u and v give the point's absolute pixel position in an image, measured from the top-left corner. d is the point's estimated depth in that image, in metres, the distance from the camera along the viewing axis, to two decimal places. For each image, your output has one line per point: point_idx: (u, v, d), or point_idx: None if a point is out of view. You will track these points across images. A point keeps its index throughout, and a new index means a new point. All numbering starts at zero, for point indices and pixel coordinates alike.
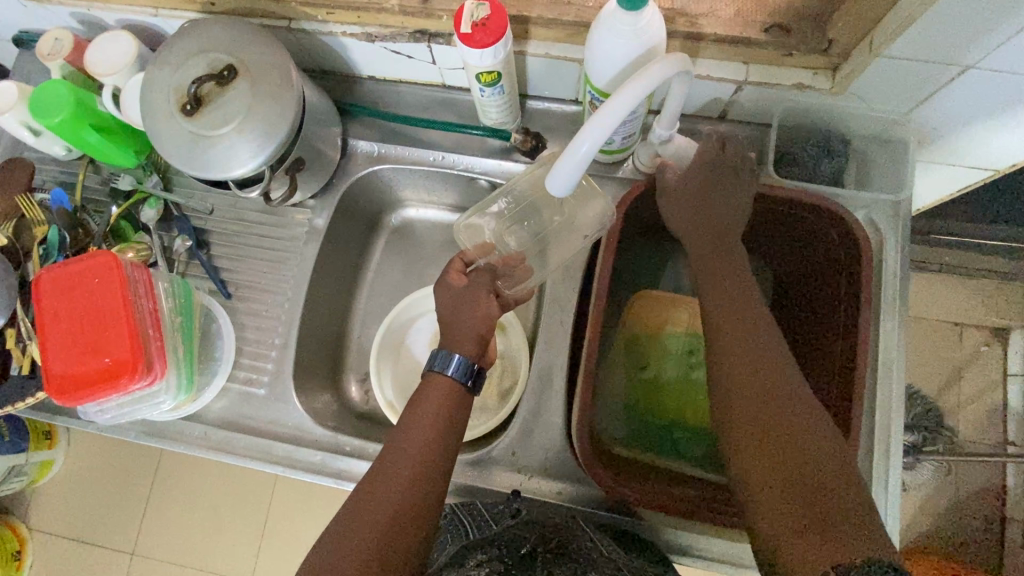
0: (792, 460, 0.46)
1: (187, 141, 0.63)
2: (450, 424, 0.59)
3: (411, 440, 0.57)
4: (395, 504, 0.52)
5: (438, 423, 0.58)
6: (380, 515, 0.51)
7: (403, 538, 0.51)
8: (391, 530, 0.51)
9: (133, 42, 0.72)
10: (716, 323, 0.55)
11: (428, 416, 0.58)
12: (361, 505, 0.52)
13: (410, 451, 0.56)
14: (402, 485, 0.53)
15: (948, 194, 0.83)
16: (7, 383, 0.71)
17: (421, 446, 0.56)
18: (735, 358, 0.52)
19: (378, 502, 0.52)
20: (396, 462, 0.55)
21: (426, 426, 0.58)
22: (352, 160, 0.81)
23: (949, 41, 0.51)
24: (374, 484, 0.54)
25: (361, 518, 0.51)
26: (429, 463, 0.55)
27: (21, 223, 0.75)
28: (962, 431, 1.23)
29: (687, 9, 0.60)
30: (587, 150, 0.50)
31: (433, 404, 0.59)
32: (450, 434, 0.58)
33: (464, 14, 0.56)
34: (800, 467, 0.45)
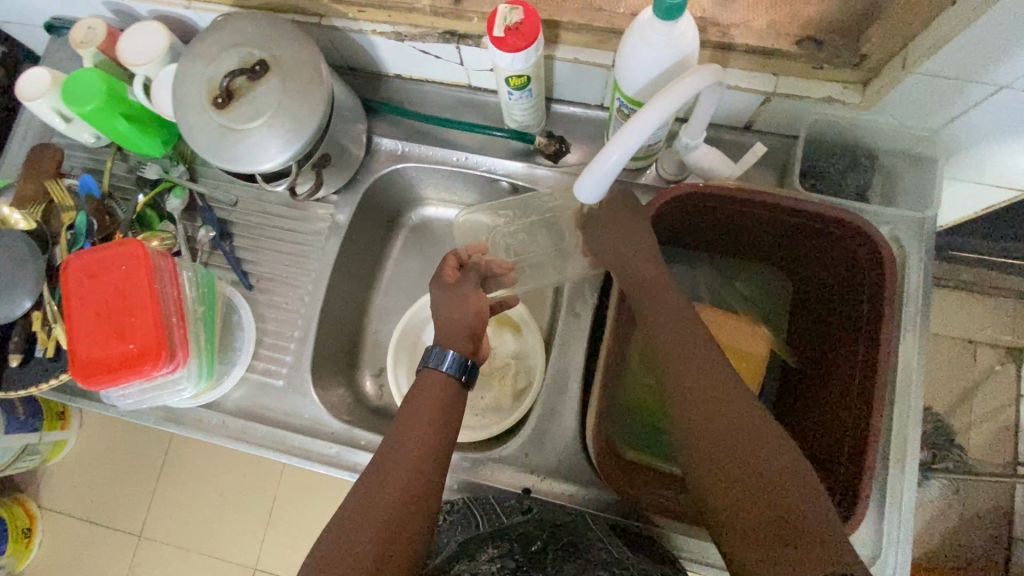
0: (759, 476, 0.49)
1: (217, 134, 0.64)
2: (447, 419, 0.60)
3: (412, 433, 0.58)
4: (400, 495, 0.53)
5: (439, 418, 0.60)
6: (385, 506, 0.52)
7: (407, 528, 0.51)
8: (397, 521, 0.51)
9: (166, 33, 0.73)
10: (677, 346, 0.58)
11: (429, 411, 0.60)
12: (366, 495, 0.53)
13: (413, 443, 0.57)
14: (406, 477, 0.54)
15: (970, 212, 0.82)
16: (32, 365, 0.73)
17: (424, 440, 0.57)
18: (695, 378, 0.55)
19: (382, 493, 0.53)
20: (398, 454, 0.56)
21: (419, 425, 0.58)
22: (376, 158, 0.82)
23: (985, 61, 0.51)
24: (376, 475, 0.54)
25: (365, 509, 0.52)
26: (431, 456, 0.57)
27: (50, 208, 0.76)
28: (973, 450, 1.22)
29: (720, 19, 0.60)
30: (617, 158, 0.53)
31: (432, 399, 0.61)
32: (449, 429, 0.60)
33: (497, 17, 0.57)
34: (767, 482, 0.48)
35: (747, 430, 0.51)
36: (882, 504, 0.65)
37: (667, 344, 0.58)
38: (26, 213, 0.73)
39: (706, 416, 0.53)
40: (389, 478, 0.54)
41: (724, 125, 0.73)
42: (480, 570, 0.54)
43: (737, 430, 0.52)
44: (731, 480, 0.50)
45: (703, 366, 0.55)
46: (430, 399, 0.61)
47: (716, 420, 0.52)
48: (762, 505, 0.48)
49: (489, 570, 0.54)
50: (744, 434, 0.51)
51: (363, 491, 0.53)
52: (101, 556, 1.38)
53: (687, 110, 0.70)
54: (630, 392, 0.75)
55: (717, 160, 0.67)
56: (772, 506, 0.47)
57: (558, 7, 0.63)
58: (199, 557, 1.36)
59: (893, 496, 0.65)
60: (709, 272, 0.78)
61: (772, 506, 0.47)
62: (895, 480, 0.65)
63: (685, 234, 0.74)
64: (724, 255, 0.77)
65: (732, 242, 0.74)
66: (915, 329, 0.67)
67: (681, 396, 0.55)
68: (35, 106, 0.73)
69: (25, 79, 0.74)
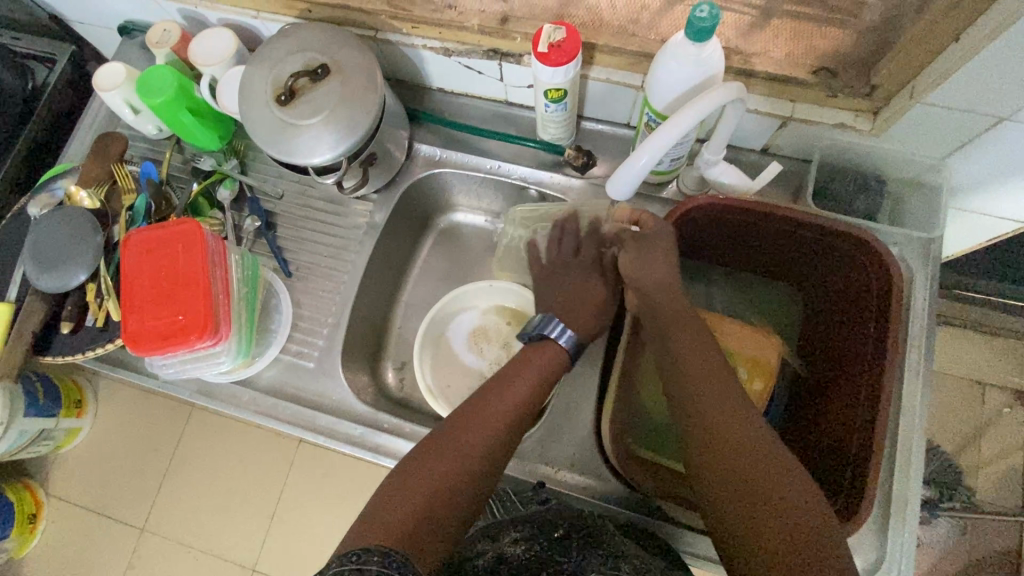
0: (750, 468, 0.52)
1: (278, 128, 0.70)
2: (524, 409, 0.64)
3: (491, 413, 0.62)
4: (470, 463, 0.57)
5: (518, 406, 0.63)
6: (454, 465, 0.56)
7: (480, 473, 0.57)
8: (464, 482, 0.55)
9: (234, 38, 0.79)
10: (686, 348, 0.63)
11: (510, 397, 0.64)
12: (436, 455, 0.57)
13: (490, 422, 0.61)
14: (480, 449, 0.58)
15: (973, 243, 0.86)
16: (82, 331, 0.78)
17: (509, 408, 0.63)
18: (707, 378, 0.59)
19: (466, 440, 0.58)
20: (473, 427, 0.60)
21: (514, 389, 0.65)
22: (414, 162, 0.87)
23: (987, 93, 0.56)
24: (448, 438, 0.58)
25: (451, 447, 0.57)
26: (503, 439, 0.60)
27: (113, 189, 0.83)
28: (981, 491, 1.22)
29: (742, 48, 0.66)
30: (645, 161, 0.61)
31: (518, 390, 0.64)
32: (523, 421, 0.63)
33: (542, 35, 0.63)
34: (767, 483, 0.51)
35: (749, 426, 0.55)
36: (887, 512, 0.67)
37: (680, 356, 0.62)
38: (92, 193, 0.80)
39: (714, 415, 0.56)
40: (462, 445, 0.58)
41: (742, 147, 0.79)
42: (506, 554, 0.57)
43: (743, 436, 0.54)
44: (725, 473, 0.53)
45: (710, 372, 0.60)
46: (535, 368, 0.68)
47: (718, 419, 0.56)
48: (762, 505, 0.50)
49: (514, 554, 0.57)
50: (746, 438, 0.54)
51: (433, 450, 0.57)
52: (102, 547, 1.31)
53: (708, 130, 0.76)
54: (646, 395, 0.77)
55: (734, 177, 0.72)
56: (769, 508, 0.50)
57: (595, 32, 0.70)
58: (200, 556, 1.29)
59: (899, 505, 0.67)
60: (726, 284, 0.82)
61: (758, 500, 0.51)
62: (900, 488, 0.67)
63: (703, 246, 0.78)
64: (740, 269, 0.81)
65: (747, 255, 0.78)
66: (921, 344, 0.70)
67: (693, 390, 0.59)
68: (110, 97, 0.80)
69: (103, 71, 0.80)
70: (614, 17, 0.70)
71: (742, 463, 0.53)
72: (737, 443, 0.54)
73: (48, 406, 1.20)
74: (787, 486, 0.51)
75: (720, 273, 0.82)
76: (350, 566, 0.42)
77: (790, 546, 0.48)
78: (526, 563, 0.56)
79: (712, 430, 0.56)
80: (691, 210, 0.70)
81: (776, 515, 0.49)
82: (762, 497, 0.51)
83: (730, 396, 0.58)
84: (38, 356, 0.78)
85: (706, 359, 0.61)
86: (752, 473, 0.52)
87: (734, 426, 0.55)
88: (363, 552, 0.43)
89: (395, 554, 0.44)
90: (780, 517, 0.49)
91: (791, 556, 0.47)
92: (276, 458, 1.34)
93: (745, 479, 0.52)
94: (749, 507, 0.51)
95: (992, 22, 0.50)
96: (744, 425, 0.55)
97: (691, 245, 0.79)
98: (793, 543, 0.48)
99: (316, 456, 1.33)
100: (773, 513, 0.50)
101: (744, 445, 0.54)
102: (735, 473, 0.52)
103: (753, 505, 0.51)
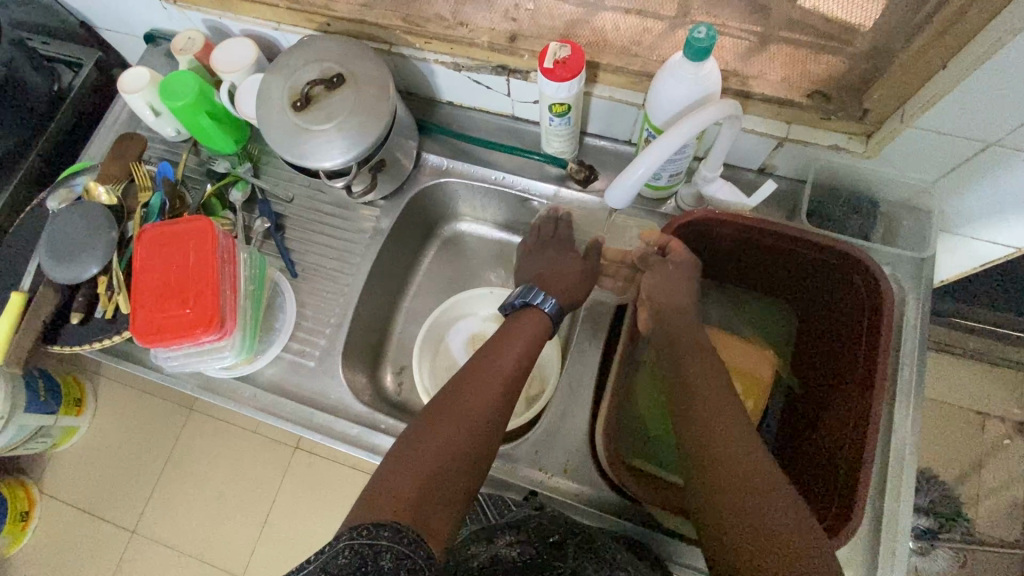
0: (741, 467, 0.53)
1: (292, 132, 0.72)
2: (513, 381, 0.65)
3: (487, 386, 0.63)
4: (471, 433, 0.58)
5: (511, 377, 0.65)
6: (456, 436, 0.57)
7: (481, 442, 0.58)
8: (467, 450, 0.56)
9: (254, 48, 0.83)
10: (683, 357, 0.64)
11: (503, 368, 0.65)
12: (437, 429, 0.57)
13: (486, 392, 0.62)
14: (479, 419, 0.59)
15: (968, 267, 0.88)
16: (92, 323, 0.80)
17: (501, 376, 0.64)
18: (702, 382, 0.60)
19: (464, 411, 0.59)
20: (472, 397, 0.61)
21: (505, 358, 0.67)
22: (421, 171, 0.90)
23: (976, 118, 0.58)
24: (448, 410, 0.59)
25: (449, 419, 0.58)
26: (500, 409, 0.62)
27: (131, 187, 0.85)
28: (981, 523, 1.19)
29: (740, 71, 0.69)
30: (643, 172, 0.63)
31: (509, 364, 0.66)
32: (516, 388, 0.65)
33: (548, 52, 0.66)
34: (752, 481, 0.52)
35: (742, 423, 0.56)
36: (877, 528, 0.67)
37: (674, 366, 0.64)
38: (109, 188, 0.83)
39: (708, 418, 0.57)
40: (462, 418, 0.59)
41: (739, 165, 0.81)
42: (501, 555, 0.58)
43: (736, 437, 0.55)
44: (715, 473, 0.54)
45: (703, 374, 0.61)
46: (524, 336, 0.70)
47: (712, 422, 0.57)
48: (747, 503, 0.51)
49: (509, 555, 0.58)
50: (734, 438, 0.55)
51: (433, 424, 0.58)
52: (92, 547, 1.30)
53: (705, 149, 0.78)
54: (641, 405, 0.78)
55: (730, 194, 0.75)
56: (754, 504, 0.51)
57: (599, 52, 0.73)
58: (189, 560, 1.28)
59: (890, 521, 0.67)
60: (722, 299, 0.84)
61: (750, 497, 0.51)
62: (891, 504, 0.67)
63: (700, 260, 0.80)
64: (736, 284, 0.83)
65: (743, 271, 0.80)
66: (913, 362, 0.71)
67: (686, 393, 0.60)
68: (133, 98, 0.84)
69: (128, 74, 0.84)
70: (618, 38, 0.73)
71: (732, 464, 0.54)
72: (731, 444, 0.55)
73: (48, 403, 1.20)
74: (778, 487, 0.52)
75: (716, 288, 0.84)
76: (361, 539, 0.43)
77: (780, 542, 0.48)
78: (522, 564, 0.56)
79: (705, 432, 0.56)
80: (686, 224, 0.72)
81: (765, 513, 0.50)
82: (746, 495, 0.52)
83: (723, 399, 0.59)
84: (46, 344, 0.80)
85: (700, 366, 0.63)
86: (743, 472, 0.53)
87: (724, 427, 0.56)
88: (373, 529, 0.44)
89: (406, 530, 0.45)
90: (769, 517, 0.50)
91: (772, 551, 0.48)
92: (270, 463, 1.33)
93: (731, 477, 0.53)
94: (741, 505, 0.51)
95: (979, 50, 0.53)
96: (738, 428, 0.56)
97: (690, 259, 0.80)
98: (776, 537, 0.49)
99: (311, 463, 1.32)
100: (758, 509, 0.51)
101: (734, 444, 0.55)
102: (723, 473, 0.54)
103: (741, 498, 0.52)
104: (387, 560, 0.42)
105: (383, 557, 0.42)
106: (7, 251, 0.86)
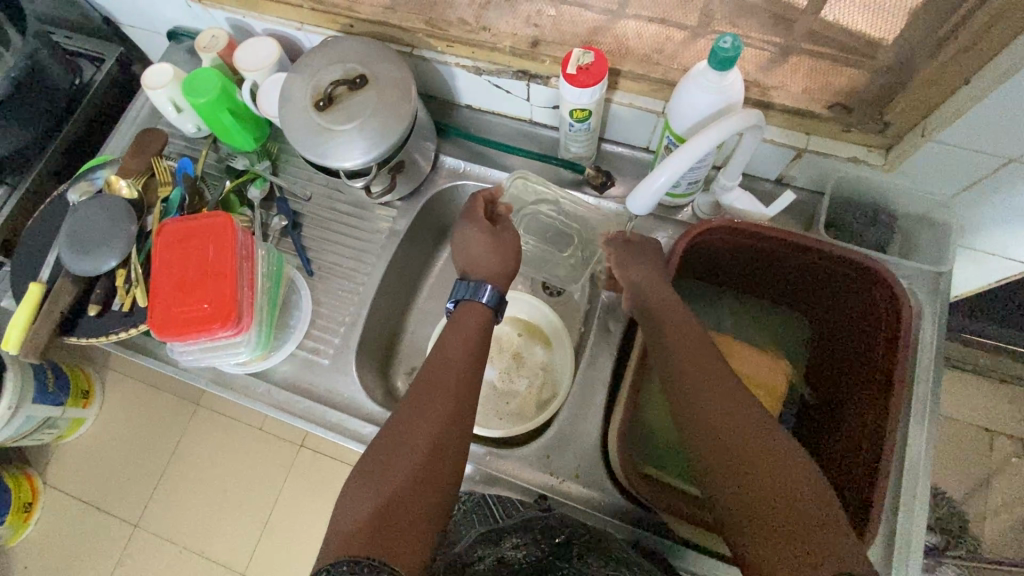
0: (758, 463, 0.53)
1: (314, 130, 0.73)
2: (469, 394, 0.65)
3: (438, 401, 0.62)
4: (425, 453, 0.57)
5: (465, 385, 0.65)
6: (412, 461, 0.57)
7: (441, 458, 0.58)
8: (425, 469, 0.56)
9: (277, 47, 0.84)
10: (686, 354, 0.63)
11: (454, 379, 0.65)
12: (389, 460, 0.57)
13: (440, 407, 0.62)
14: (431, 439, 0.59)
15: (984, 281, 0.88)
16: (109, 315, 0.80)
17: (455, 388, 0.64)
18: (705, 381, 0.60)
19: (417, 432, 0.59)
20: (427, 416, 0.61)
21: (458, 370, 0.66)
22: (438, 173, 0.91)
23: (997, 134, 0.58)
24: (401, 434, 0.59)
25: (402, 443, 0.58)
26: (455, 422, 0.61)
27: (151, 181, 0.86)
28: (989, 542, 1.18)
29: (762, 81, 0.70)
30: (663, 181, 0.64)
31: (459, 377, 0.65)
32: (472, 396, 0.65)
33: (571, 58, 0.67)
34: (771, 483, 0.52)
35: (754, 420, 0.56)
36: (890, 542, 0.67)
37: (682, 364, 0.63)
38: (130, 182, 0.84)
39: (717, 417, 0.57)
40: (416, 439, 0.59)
41: (757, 176, 0.82)
42: (507, 556, 0.57)
43: (745, 433, 0.55)
44: (733, 471, 0.54)
45: (713, 373, 0.61)
46: (472, 334, 0.70)
47: (721, 421, 0.57)
48: (768, 504, 0.51)
49: (515, 557, 0.57)
50: (750, 437, 0.55)
51: (386, 451, 0.58)
52: (95, 541, 1.30)
53: (724, 157, 0.79)
54: (652, 412, 0.78)
55: (748, 203, 0.75)
56: (772, 503, 0.51)
57: (620, 59, 0.74)
58: (192, 557, 1.27)
59: (903, 537, 0.66)
60: (735, 306, 0.84)
61: (771, 493, 0.51)
62: (903, 520, 0.67)
63: (717, 268, 0.80)
64: (752, 296, 0.84)
65: (760, 282, 0.80)
66: (929, 376, 0.71)
67: (693, 393, 0.60)
68: (156, 94, 0.85)
69: (152, 70, 0.85)
70: (640, 45, 0.73)
71: (756, 464, 0.53)
72: (745, 442, 0.55)
73: (55, 394, 1.21)
74: (802, 480, 0.51)
75: (729, 297, 0.85)
76: None
77: (805, 535, 0.48)
78: (529, 564, 0.56)
79: (716, 430, 0.56)
80: (704, 233, 0.72)
81: (794, 507, 0.50)
82: (758, 490, 0.52)
83: (729, 396, 0.58)
84: (64, 335, 0.81)
85: (701, 363, 0.62)
86: (763, 465, 0.53)
87: (733, 424, 0.56)
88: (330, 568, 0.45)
89: (365, 560, 0.46)
90: (798, 513, 0.49)
91: (795, 551, 0.47)
92: (274, 460, 1.33)
93: (750, 475, 0.53)
94: (765, 498, 0.51)
95: (1000, 68, 0.53)
96: (752, 423, 0.56)
97: (706, 266, 0.81)
98: (805, 535, 0.48)
99: (316, 462, 1.32)
100: (778, 510, 0.50)
101: (754, 443, 0.54)
102: (741, 475, 0.53)
103: (761, 493, 0.52)
104: None
105: None
106: (26, 242, 0.87)
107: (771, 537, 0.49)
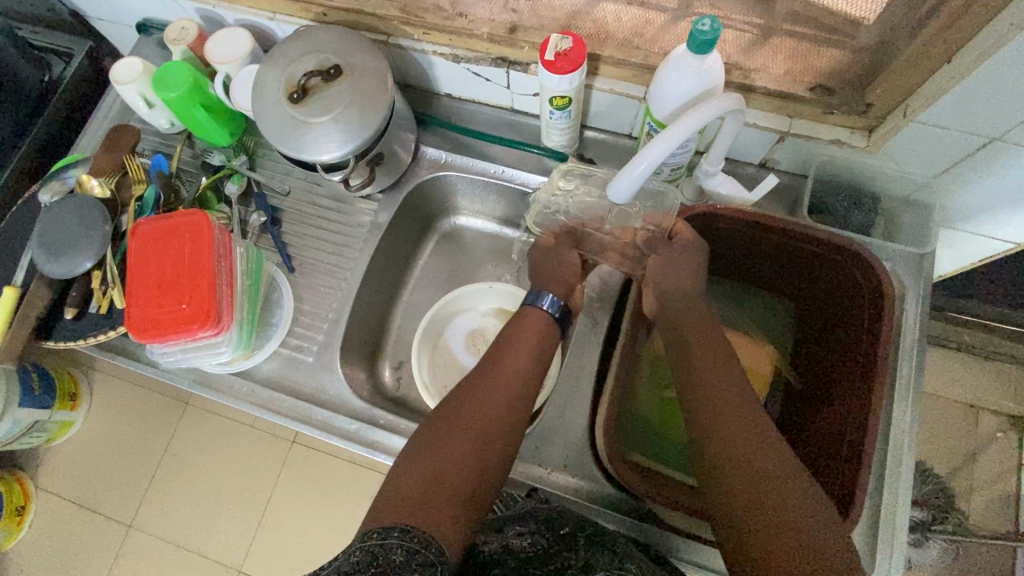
0: (754, 458, 0.53)
1: (289, 124, 0.71)
2: (531, 378, 0.65)
3: (501, 382, 0.64)
4: (481, 430, 0.59)
5: (528, 370, 0.66)
6: (468, 438, 0.58)
7: (496, 441, 0.59)
8: (480, 449, 0.58)
9: (248, 38, 0.81)
10: (682, 346, 0.64)
11: (520, 362, 0.66)
12: (443, 432, 0.59)
13: (502, 389, 0.63)
14: (489, 420, 0.60)
15: (966, 261, 0.88)
16: (86, 318, 0.79)
17: (521, 373, 0.65)
18: (712, 373, 0.60)
19: (477, 410, 0.61)
20: (489, 395, 0.62)
21: (524, 354, 0.67)
22: (419, 164, 0.89)
23: (980, 113, 0.58)
24: (461, 409, 0.61)
25: (461, 418, 0.60)
26: (517, 407, 0.62)
27: (124, 180, 0.84)
28: (975, 515, 1.20)
29: (743, 63, 0.69)
30: (644, 169, 0.62)
31: (524, 359, 0.66)
32: (535, 380, 0.66)
33: (550, 43, 0.65)
34: (768, 470, 0.53)
35: (750, 411, 0.57)
36: (875, 522, 0.67)
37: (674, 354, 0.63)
38: (102, 181, 0.82)
39: (719, 410, 0.57)
40: (474, 418, 0.60)
41: (741, 160, 0.81)
42: (512, 545, 0.59)
43: (741, 429, 0.55)
44: (725, 461, 0.54)
45: (711, 364, 0.61)
46: (535, 325, 0.70)
47: (720, 410, 0.57)
48: (759, 494, 0.52)
49: (521, 545, 0.59)
50: (760, 456, 0.53)
51: (438, 428, 0.59)
52: (88, 543, 1.29)
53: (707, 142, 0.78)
54: (638, 400, 0.78)
55: (731, 188, 0.75)
56: (760, 495, 0.51)
57: (600, 44, 0.73)
58: (187, 555, 1.27)
59: (888, 517, 0.67)
60: (721, 294, 0.84)
61: (761, 484, 0.52)
62: (889, 499, 0.68)
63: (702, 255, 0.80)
64: (738, 282, 0.83)
65: (745, 268, 0.80)
66: (912, 358, 0.71)
67: (691, 385, 0.60)
68: (126, 90, 0.82)
69: (120, 64, 0.82)
70: (619, 29, 0.72)
71: (749, 458, 0.53)
72: (739, 434, 0.55)
73: (42, 397, 1.19)
74: (791, 474, 0.52)
75: (716, 284, 0.84)
76: (372, 541, 0.48)
77: (789, 530, 0.49)
78: (534, 555, 0.58)
79: (714, 422, 0.57)
80: (687, 219, 0.72)
81: (779, 500, 0.51)
82: (752, 477, 0.52)
83: (731, 389, 0.58)
84: (40, 341, 0.79)
85: (701, 358, 0.62)
86: (755, 460, 0.53)
87: (732, 411, 0.57)
88: (383, 532, 0.49)
89: (415, 531, 0.50)
90: (792, 505, 0.50)
91: (790, 542, 0.49)
92: (267, 456, 1.33)
93: (757, 503, 0.51)
94: (757, 491, 0.52)
95: (979, 47, 0.53)
96: (745, 416, 0.56)
97: None
98: (799, 545, 0.49)
99: (308, 457, 1.32)
100: (772, 501, 0.51)
101: (759, 436, 0.55)
102: (735, 467, 0.53)
103: (752, 487, 0.52)
104: (398, 554, 0.47)
105: (394, 551, 0.48)
106: None
107: (765, 532, 0.50)
